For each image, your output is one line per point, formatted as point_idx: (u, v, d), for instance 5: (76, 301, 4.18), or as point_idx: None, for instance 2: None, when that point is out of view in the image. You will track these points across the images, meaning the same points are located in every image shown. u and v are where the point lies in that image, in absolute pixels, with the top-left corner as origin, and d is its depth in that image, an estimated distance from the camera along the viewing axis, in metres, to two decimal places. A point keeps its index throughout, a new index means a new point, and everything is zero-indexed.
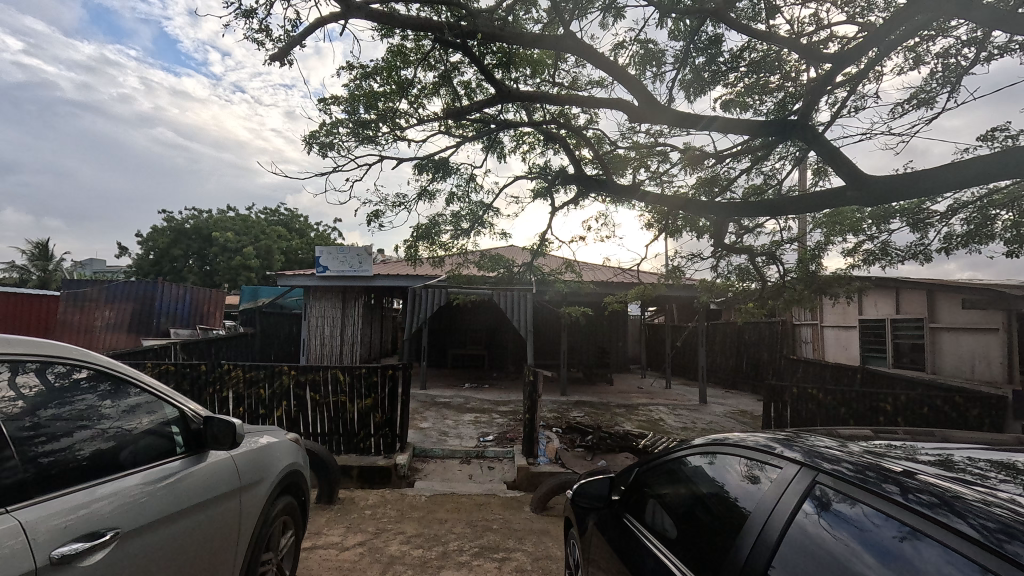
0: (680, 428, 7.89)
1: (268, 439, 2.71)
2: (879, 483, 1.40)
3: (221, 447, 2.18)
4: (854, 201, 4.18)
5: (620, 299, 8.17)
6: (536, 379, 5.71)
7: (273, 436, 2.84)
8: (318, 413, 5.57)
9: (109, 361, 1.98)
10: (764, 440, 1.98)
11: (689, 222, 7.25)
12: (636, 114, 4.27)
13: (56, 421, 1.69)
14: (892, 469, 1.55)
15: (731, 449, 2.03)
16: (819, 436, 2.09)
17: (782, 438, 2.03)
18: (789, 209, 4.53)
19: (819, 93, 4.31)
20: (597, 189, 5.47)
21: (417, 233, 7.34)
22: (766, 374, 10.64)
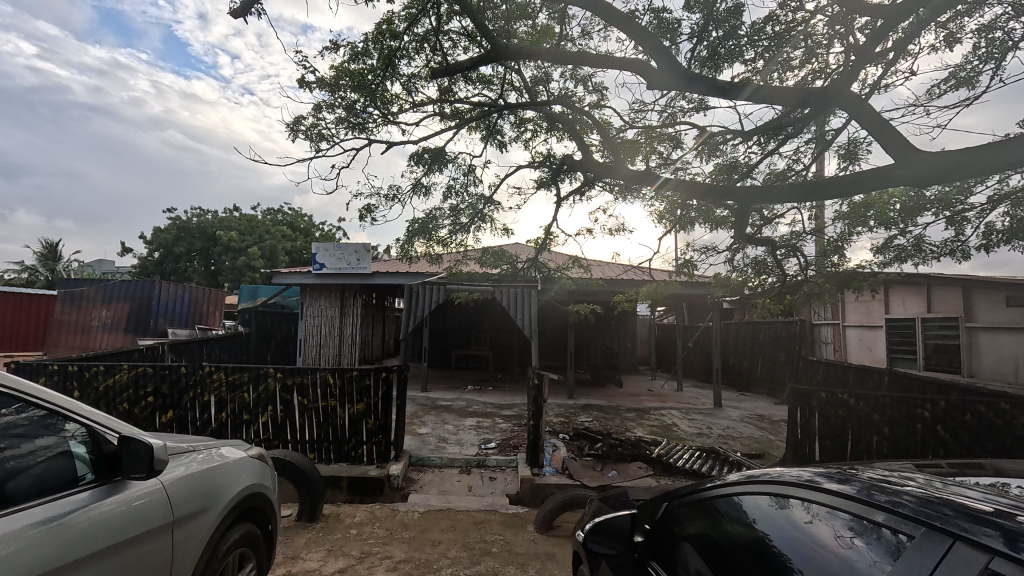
0: (694, 433, 7.42)
1: (223, 457, 2.30)
2: (966, 525, 1.16)
3: (138, 475, 1.73)
4: (902, 181, 3.67)
5: (630, 298, 7.72)
6: (542, 381, 5.28)
7: (231, 450, 2.45)
8: (307, 419, 5.18)
9: (20, 381, 1.61)
10: (810, 477, 1.66)
11: (705, 214, 6.79)
12: (654, 75, 3.84)
13: (12, 428, 1.52)
14: (975, 506, 1.29)
15: (767, 486, 1.69)
16: (875, 474, 1.76)
17: (836, 477, 1.68)
18: (822, 193, 4.05)
19: (865, 59, 3.87)
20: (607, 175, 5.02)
21: (414, 228, 6.93)
22: (784, 377, 10.13)
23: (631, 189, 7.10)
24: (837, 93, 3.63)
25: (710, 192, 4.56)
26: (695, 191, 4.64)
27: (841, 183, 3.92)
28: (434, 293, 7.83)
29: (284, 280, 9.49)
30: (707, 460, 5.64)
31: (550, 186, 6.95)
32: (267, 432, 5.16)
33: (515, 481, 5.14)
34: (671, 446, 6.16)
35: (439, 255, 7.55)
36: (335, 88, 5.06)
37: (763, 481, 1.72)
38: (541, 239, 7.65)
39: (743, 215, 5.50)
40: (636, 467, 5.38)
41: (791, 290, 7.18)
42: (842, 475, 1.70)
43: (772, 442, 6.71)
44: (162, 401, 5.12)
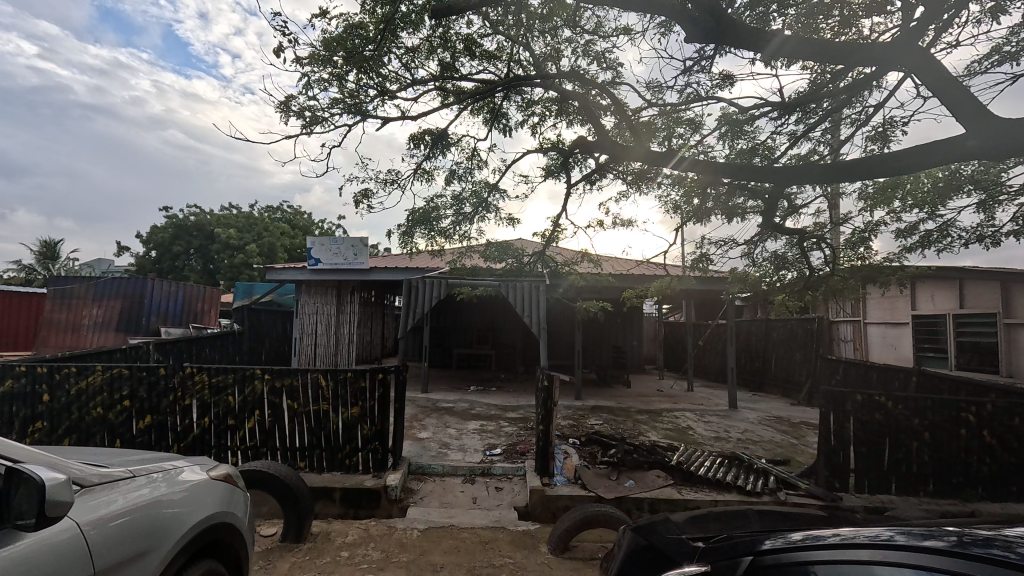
0: (712, 436, 7.00)
1: (170, 485, 1.90)
2: None
3: (28, 519, 1.34)
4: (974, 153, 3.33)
5: (642, 294, 7.32)
6: (552, 383, 4.87)
7: (185, 475, 2.04)
8: (297, 424, 4.77)
9: None
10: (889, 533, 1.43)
11: (724, 205, 6.36)
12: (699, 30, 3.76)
13: None
14: None
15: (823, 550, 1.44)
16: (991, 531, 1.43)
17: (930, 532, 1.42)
18: (876, 170, 3.66)
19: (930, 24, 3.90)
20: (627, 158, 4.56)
21: (413, 218, 6.50)
22: (801, 376, 9.72)
23: (645, 177, 6.68)
24: (896, 50, 3.55)
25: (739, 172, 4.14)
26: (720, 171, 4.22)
27: (899, 158, 3.56)
28: (433, 287, 7.32)
29: (278, 276, 9.05)
30: (731, 467, 5.22)
31: (559, 173, 6.57)
32: (253, 438, 4.74)
33: (523, 491, 4.73)
34: (689, 451, 5.74)
35: (440, 249, 7.12)
36: (328, 64, 4.66)
37: (828, 544, 1.45)
38: (548, 232, 7.23)
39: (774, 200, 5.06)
40: (653, 476, 4.94)
41: (814, 283, 6.72)
42: (938, 531, 1.41)
43: (797, 447, 6.29)
44: (140, 406, 4.71)
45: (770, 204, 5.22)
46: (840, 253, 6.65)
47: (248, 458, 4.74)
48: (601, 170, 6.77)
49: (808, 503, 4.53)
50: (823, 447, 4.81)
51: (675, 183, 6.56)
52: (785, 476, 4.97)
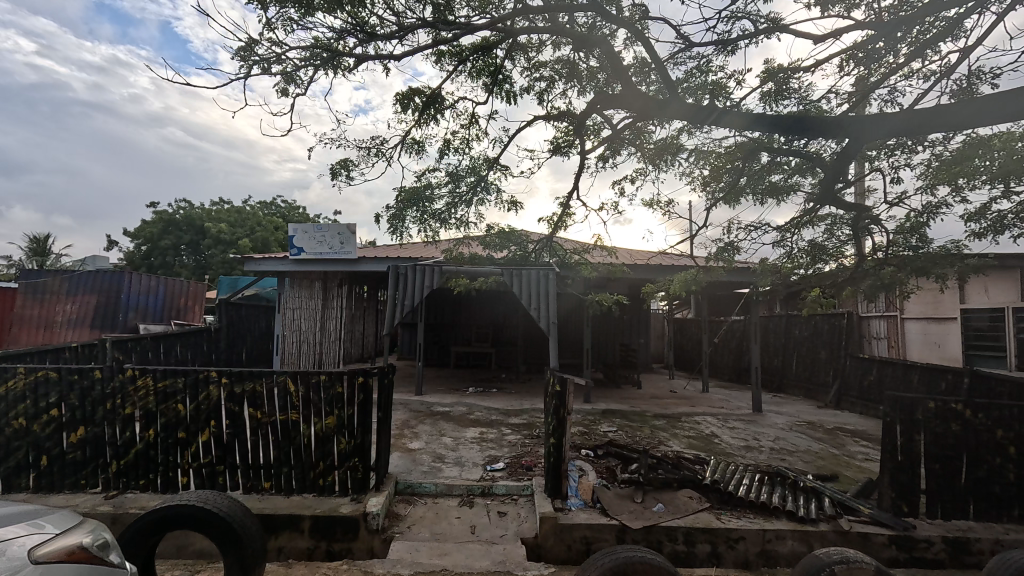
0: (740, 445, 6.24)
1: None
2: None
3: None
4: None
5: (661, 287, 6.58)
6: (564, 388, 4.08)
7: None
8: (260, 437, 3.98)
9: None
10: None
11: (757, 183, 5.58)
12: None
13: None
14: None
15: None
16: None
17: None
18: (983, 114, 3.38)
19: None
20: (659, 114, 3.80)
21: (403, 197, 5.70)
22: (828, 376, 8.98)
23: (667, 152, 5.91)
24: None
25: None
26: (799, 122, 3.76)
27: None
28: (426, 276, 6.51)
29: (257, 267, 8.21)
30: (773, 484, 4.46)
31: (571, 144, 5.85)
32: (208, 454, 3.96)
33: (530, 518, 3.95)
34: (720, 465, 4.97)
35: (434, 234, 6.33)
36: (298, 4, 3.74)
37: None
38: (555, 216, 6.46)
39: (837, 168, 4.35)
40: (685, 497, 4.18)
41: (855, 272, 5.95)
42: None
43: (840, 459, 5.53)
44: (72, 416, 3.92)
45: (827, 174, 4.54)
46: (889, 240, 5.88)
47: (203, 478, 3.96)
48: (615, 144, 6.02)
49: (874, 532, 3.77)
50: (888, 464, 4.05)
51: (700, 159, 5.79)
52: (840, 496, 4.21)
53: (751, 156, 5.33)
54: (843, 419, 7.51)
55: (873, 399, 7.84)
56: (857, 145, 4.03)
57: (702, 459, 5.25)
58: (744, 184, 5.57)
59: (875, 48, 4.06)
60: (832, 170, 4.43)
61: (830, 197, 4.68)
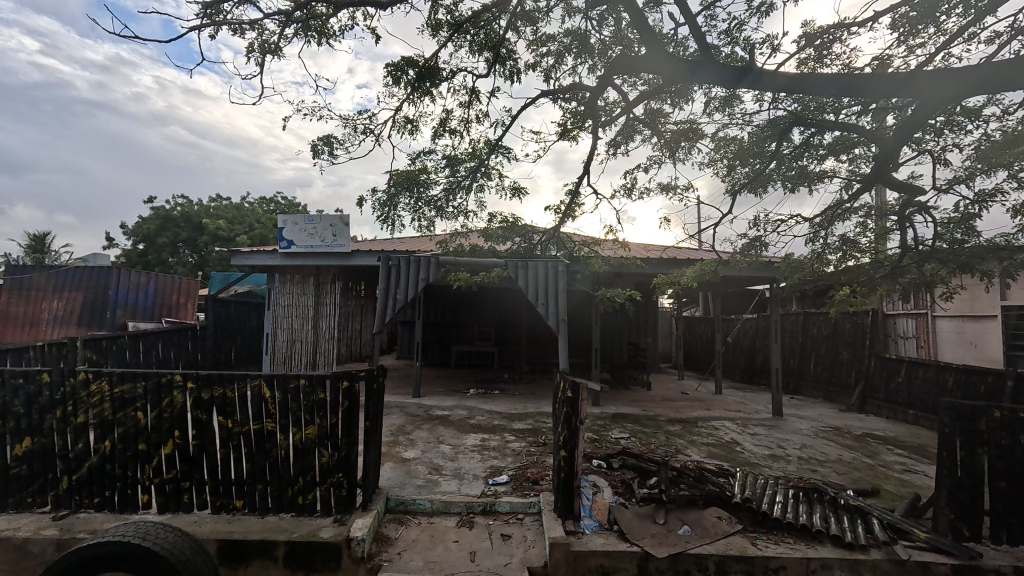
0: (763, 453, 5.75)
1: None
2: None
3: None
4: None
5: (675, 280, 6.05)
6: (576, 394, 3.58)
7: None
8: (231, 449, 3.51)
9: None
10: None
11: (788, 168, 5.07)
12: None
13: None
14: None
15: None
16: None
17: None
18: None
19: None
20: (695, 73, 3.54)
21: (395, 182, 5.18)
22: (850, 378, 8.49)
23: (686, 138, 5.41)
24: None
25: (881, 84, 3.26)
26: (856, 85, 3.31)
27: None
28: (420, 268, 5.99)
29: (244, 261, 7.74)
30: (810, 502, 3.97)
31: (581, 124, 5.36)
32: (173, 468, 3.48)
33: (539, 542, 3.46)
34: (748, 478, 4.48)
35: (430, 224, 5.85)
36: None
37: None
38: (562, 205, 5.96)
39: (890, 144, 3.88)
40: (713, 517, 3.69)
41: (891, 268, 5.45)
42: None
43: (877, 471, 5.04)
44: (15, 426, 3.42)
45: (878, 150, 4.06)
46: (939, 234, 5.31)
47: (167, 495, 3.49)
48: (628, 127, 5.53)
49: (934, 560, 3.28)
50: (946, 481, 3.55)
51: (722, 143, 5.30)
52: (888, 516, 3.72)
53: (783, 138, 4.83)
54: (871, 424, 7.00)
55: (902, 403, 7.34)
56: (922, 113, 3.55)
57: (726, 471, 4.76)
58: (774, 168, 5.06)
59: (930, 8, 3.57)
60: (887, 144, 3.94)
61: (879, 178, 4.20)
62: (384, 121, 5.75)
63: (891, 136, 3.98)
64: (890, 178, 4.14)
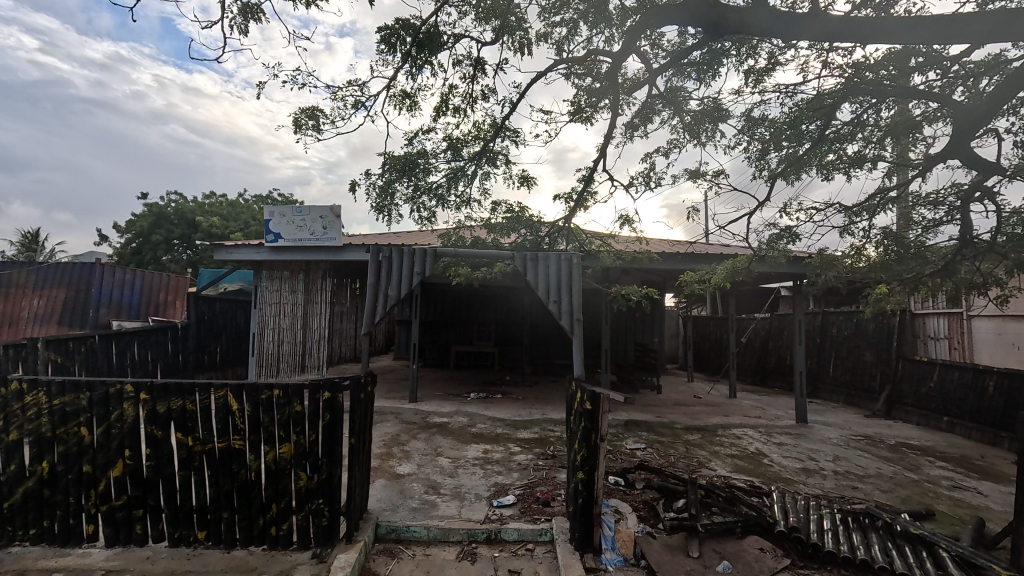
0: (794, 466, 5.23)
1: None
2: None
3: None
4: None
5: (702, 278, 5.57)
6: (597, 407, 3.05)
7: None
8: (193, 471, 2.99)
9: None
10: None
11: (826, 153, 4.54)
12: None
13: None
14: None
15: None
16: None
17: None
18: None
19: None
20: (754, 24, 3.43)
21: (388, 165, 4.59)
22: (874, 381, 8.00)
23: (712, 118, 4.84)
24: None
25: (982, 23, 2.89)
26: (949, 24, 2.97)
27: None
28: (416, 260, 5.44)
29: (227, 256, 7.26)
30: (863, 529, 3.46)
31: (595, 102, 4.85)
32: (123, 494, 2.96)
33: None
34: (787, 499, 3.96)
35: (431, 215, 5.33)
36: None
37: None
38: (572, 195, 5.43)
39: (976, 113, 3.38)
40: (754, 550, 3.18)
41: (940, 264, 4.92)
42: None
43: (925, 488, 4.52)
44: None
45: (956, 117, 3.55)
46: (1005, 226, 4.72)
47: (117, 525, 2.96)
48: (646, 110, 4.99)
49: None
50: None
51: (749, 126, 4.74)
52: (960, 547, 3.20)
53: (826, 117, 4.31)
54: (903, 432, 6.51)
55: (935, 409, 6.86)
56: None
57: (760, 490, 4.24)
58: (814, 150, 4.52)
59: None
60: (970, 111, 3.42)
61: (957, 150, 3.68)
62: (375, 96, 5.17)
63: (973, 105, 3.49)
64: (969, 152, 3.62)
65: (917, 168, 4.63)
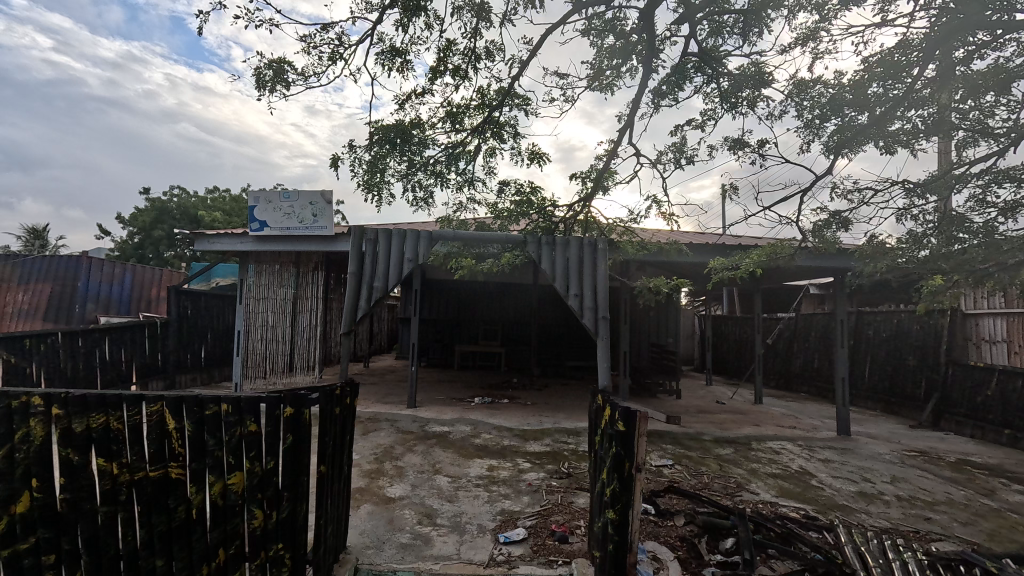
0: (847, 486, 4.52)
1: None
2: None
3: None
4: None
5: (735, 265, 4.68)
6: (631, 429, 2.38)
7: None
8: (119, 508, 2.35)
9: None
10: None
11: (892, 121, 3.81)
12: None
13: None
14: None
15: None
16: None
17: None
18: None
19: None
20: None
21: (376, 136, 3.95)
22: (919, 389, 7.28)
23: (753, 84, 4.12)
24: None
25: None
26: None
27: None
28: (410, 244, 4.81)
29: (208, 246, 6.67)
30: None
31: (618, 64, 4.19)
32: (29, 536, 2.33)
33: None
34: (856, 536, 3.25)
35: (428, 196, 4.68)
36: None
37: None
38: (590, 175, 4.74)
39: None
40: None
41: None
42: None
43: (1011, 520, 3.81)
44: None
45: None
46: None
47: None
48: (680, 75, 4.29)
49: None
50: None
51: (798, 91, 4.00)
52: None
53: (900, 76, 3.60)
54: (961, 447, 5.78)
55: (994, 420, 6.14)
56: None
57: (818, 522, 3.54)
58: (878, 118, 3.78)
59: None
60: None
61: None
62: (357, 49, 4.45)
63: None
64: None
65: (1004, 141, 3.91)
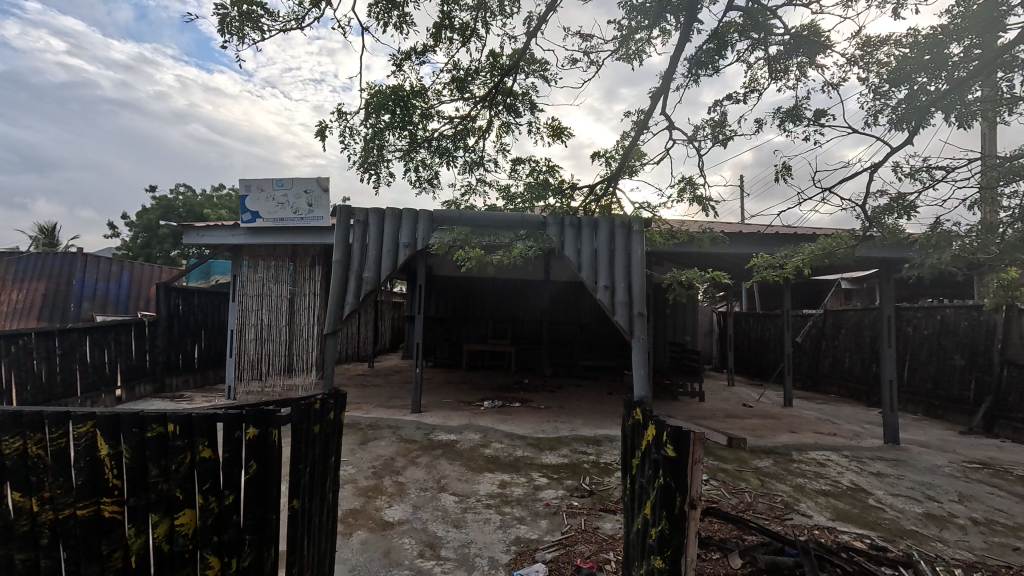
0: (909, 505, 3.96)
1: None
2: None
3: None
4: None
5: (782, 259, 4.14)
6: (685, 457, 1.84)
7: None
8: (40, 554, 1.87)
9: None
10: None
11: (970, 85, 3.26)
12: None
13: None
14: None
15: None
16: None
17: None
18: None
19: None
20: None
21: (372, 106, 3.46)
22: (968, 390, 6.67)
23: (807, 47, 3.57)
24: None
25: None
26: None
27: None
28: (412, 229, 4.30)
29: (198, 239, 6.20)
30: None
31: (649, 24, 3.67)
32: None
33: None
34: None
35: (432, 177, 4.19)
36: None
37: None
38: (615, 154, 4.21)
39: None
40: None
41: None
42: None
43: None
44: None
45: None
46: None
47: None
48: (722, 37, 3.73)
49: None
50: None
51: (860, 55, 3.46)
52: None
53: (992, 28, 3.09)
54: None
55: None
56: None
57: (890, 555, 2.98)
58: (957, 82, 3.22)
59: None
60: None
61: None
62: None
63: None
64: None
65: None
